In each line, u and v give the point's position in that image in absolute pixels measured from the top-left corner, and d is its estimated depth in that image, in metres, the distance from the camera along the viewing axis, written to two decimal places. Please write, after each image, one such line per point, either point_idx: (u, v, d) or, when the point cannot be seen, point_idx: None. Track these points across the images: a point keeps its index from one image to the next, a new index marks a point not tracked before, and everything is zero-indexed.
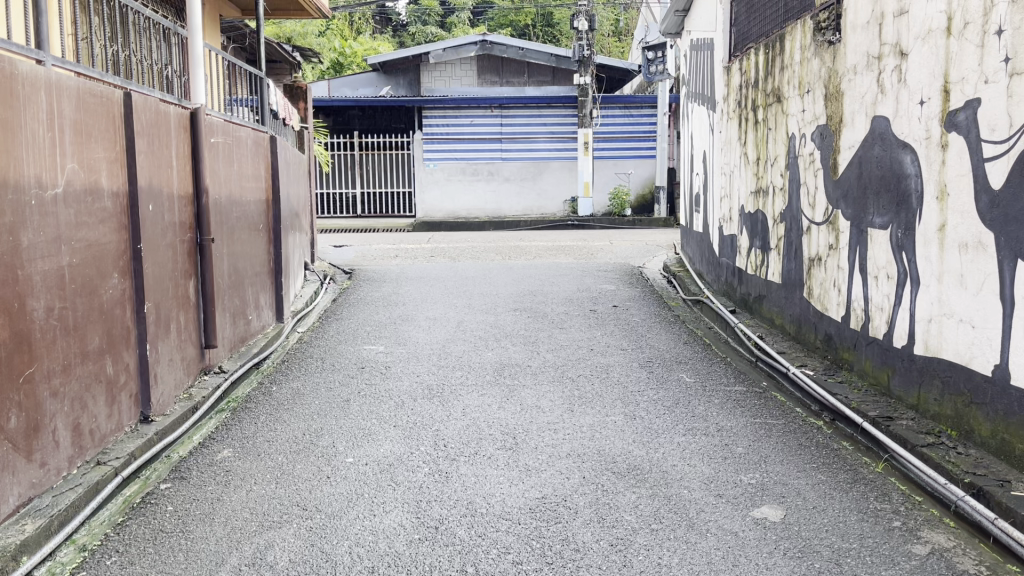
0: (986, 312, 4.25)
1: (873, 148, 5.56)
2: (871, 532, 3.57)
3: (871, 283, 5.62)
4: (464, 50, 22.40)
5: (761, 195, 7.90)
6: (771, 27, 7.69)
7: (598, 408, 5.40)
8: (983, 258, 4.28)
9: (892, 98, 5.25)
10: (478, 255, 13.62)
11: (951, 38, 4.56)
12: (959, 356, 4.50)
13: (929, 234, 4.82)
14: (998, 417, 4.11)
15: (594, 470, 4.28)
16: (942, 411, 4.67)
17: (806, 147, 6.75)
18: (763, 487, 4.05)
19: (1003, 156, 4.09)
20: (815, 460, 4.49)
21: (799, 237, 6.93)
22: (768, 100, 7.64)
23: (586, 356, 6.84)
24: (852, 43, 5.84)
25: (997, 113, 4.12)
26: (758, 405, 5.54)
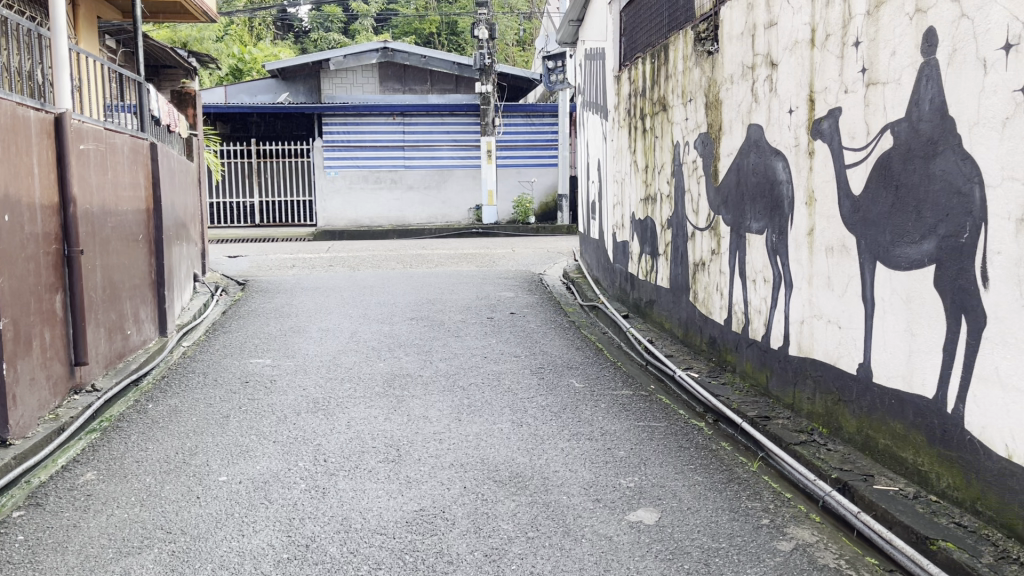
0: (851, 314, 4.41)
1: (749, 155, 5.72)
2: (741, 531, 3.65)
3: (749, 286, 5.77)
4: (366, 57, 22.19)
5: (650, 202, 8.06)
6: (656, 37, 7.86)
7: (485, 416, 5.37)
8: (847, 261, 4.44)
9: (765, 106, 5.41)
10: (379, 264, 13.47)
11: (815, 50, 4.73)
12: (828, 355, 4.66)
13: (800, 237, 4.97)
14: (863, 414, 4.27)
15: (476, 479, 4.23)
16: (813, 409, 4.82)
17: (689, 154, 6.91)
18: (642, 490, 4.10)
19: (861, 163, 4.26)
20: (693, 461, 4.57)
21: (685, 243, 7.08)
22: (654, 108, 7.80)
23: (479, 365, 6.79)
24: (728, 53, 6.01)
25: (856, 122, 4.29)
26: (644, 408, 5.62)
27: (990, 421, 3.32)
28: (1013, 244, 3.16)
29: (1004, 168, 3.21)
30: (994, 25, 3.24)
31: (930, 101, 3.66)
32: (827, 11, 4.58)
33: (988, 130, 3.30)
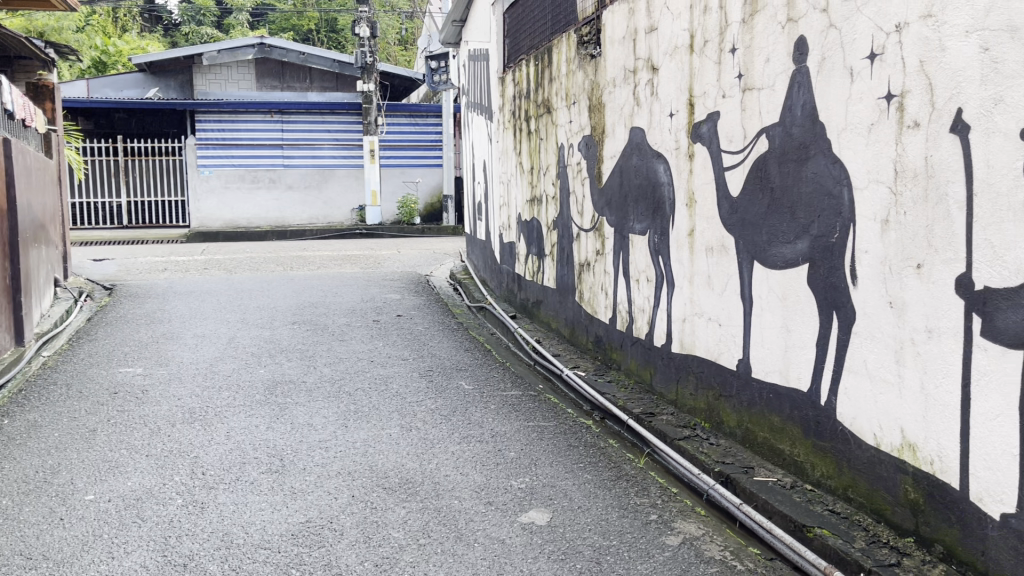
0: (730, 311, 4.56)
1: (631, 158, 5.84)
2: (631, 527, 3.70)
3: (633, 285, 5.89)
4: (241, 52, 21.40)
5: (535, 203, 8.12)
6: (539, 40, 7.92)
7: (372, 421, 5.25)
8: (725, 261, 4.59)
9: (646, 110, 5.53)
10: (257, 266, 13.02)
11: (694, 55, 4.86)
12: (709, 352, 4.80)
13: (681, 238, 5.10)
14: (742, 408, 4.42)
15: (364, 487, 4.12)
16: (696, 404, 4.96)
17: (573, 156, 6.99)
18: (533, 491, 4.10)
19: (738, 166, 4.41)
20: (582, 459, 4.61)
21: (570, 243, 7.16)
22: (538, 110, 7.86)
23: (365, 369, 6.64)
24: (611, 57, 6.11)
25: (734, 126, 4.43)
26: (532, 408, 5.64)
27: (860, 413, 3.49)
28: (880, 243, 3.33)
29: (869, 172, 3.38)
30: (860, 36, 3.41)
31: (801, 107, 3.82)
32: (704, 18, 4.72)
33: (855, 136, 3.47)
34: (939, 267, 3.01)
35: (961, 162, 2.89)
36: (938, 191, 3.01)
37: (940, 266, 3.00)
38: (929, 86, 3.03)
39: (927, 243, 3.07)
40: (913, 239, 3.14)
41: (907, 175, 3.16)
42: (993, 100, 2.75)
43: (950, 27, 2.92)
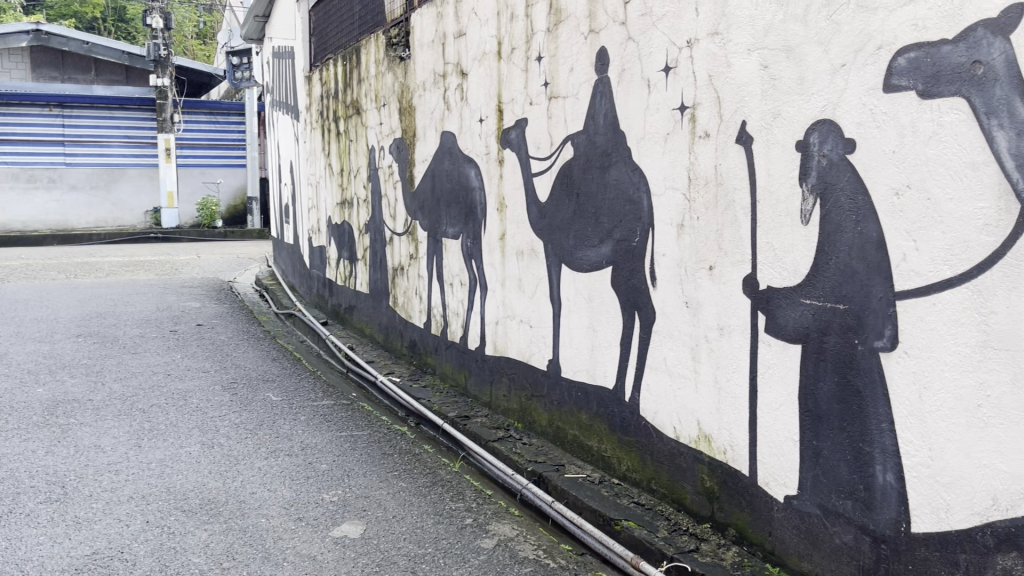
0: (540, 314, 4.66)
1: (442, 161, 5.83)
2: (446, 533, 3.68)
3: (447, 289, 5.89)
4: (14, 40, 19.24)
5: (346, 206, 7.94)
6: (347, 40, 7.76)
7: (170, 440, 4.89)
8: (535, 264, 4.68)
9: (456, 114, 5.55)
10: (35, 274, 11.85)
11: (501, 61, 4.93)
12: (521, 354, 4.89)
13: (493, 242, 5.16)
14: (553, 408, 4.53)
15: (160, 511, 3.83)
16: (509, 406, 5.04)
17: (384, 159, 6.89)
18: (345, 503, 3.98)
19: (546, 171, 4.51)
20: (396, 467, 4.53)
21: (382, 248, 7.06)
22: (347, 112, 7.69)
23: (160, 384, 6.18)
24: (420, 60, 6.08)
25: (541, 132, 4.53)
26: (344, 417, 5.49)
27: (661, 407, 3.66)
28: (676, 246, 3.51)
29: (666, 180, 3.56)
30: (656, 49, 3.59)
31: (603, 116, 3.97)
32: (511, 26, 4.79)
33: (653, 144, 3.64)
34: (729, 268, 3.22)
35: (745, 171, 3.10)
36: (726, 198, 3.21)
37: (730, 268, 3.21)
38: (717, 100, 3.23)
39: (718, 246, 3.27)
40: (706, 242, 3.34)
41: (700, 182, 3.36)
42: (772, 114, 2.97)
43: (734, 45, 3.13)
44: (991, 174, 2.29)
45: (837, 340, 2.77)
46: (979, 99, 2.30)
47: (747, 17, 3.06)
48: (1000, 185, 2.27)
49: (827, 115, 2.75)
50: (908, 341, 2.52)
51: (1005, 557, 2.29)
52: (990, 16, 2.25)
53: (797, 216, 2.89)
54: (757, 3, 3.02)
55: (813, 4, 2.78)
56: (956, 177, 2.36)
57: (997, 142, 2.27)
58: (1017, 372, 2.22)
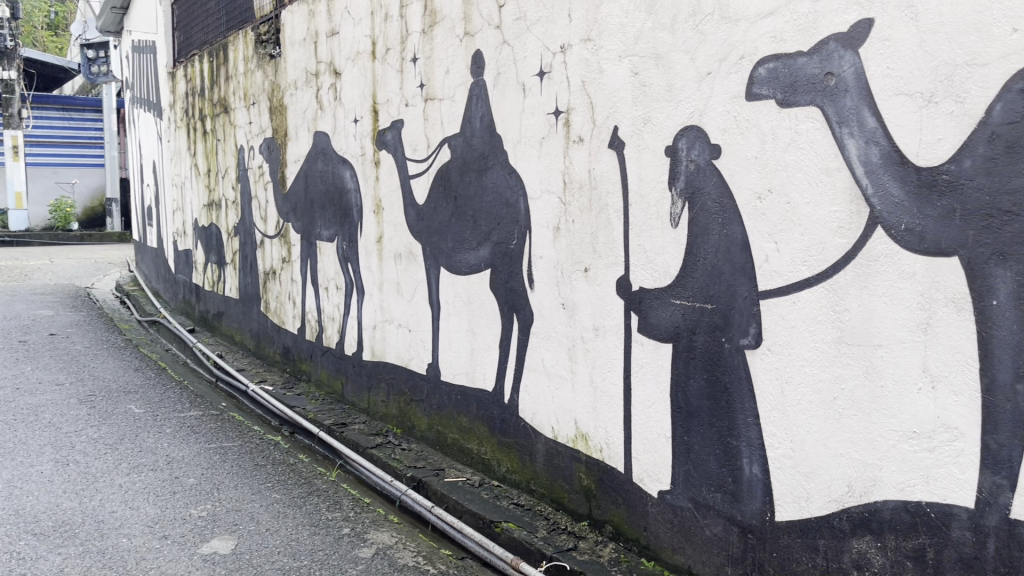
0: (418, 317, 4.61)
1: (315, 163, 5.70)
2: (322, 544, 3.58)
3: (321, 293, 5.75)
4: None
5: (213, 208, 7.63)
6: (213, 36, 7.46)
7: (19, 459, 4.54)
8: (413, 267, 4.64)
9: (330, 114, 5.43)
10: None
11: (376, 62, 4.86)
12: (399, 358, 4.83)
13: (369, 245, 5.07)
14: (432, 412, 4.50)
15: (8, 536, 3.54)
16: (387, 411, 4.96)
17: (254, 159, 6.67)
18: (215, 518, 3.81)
19: (423, 174, 4.47)
20: (270, 479, 4.38)
21: (253, 251, 6.82)
22: (214, 110, 7.40)
23: (8, 399, 5.74)
24: (291, 59, 5.91)
25: (417, 134, 4.50)
26: (213, 429, 5.26)
27: (539, 408, 3.70)
28: (552, 249, 3.55)
29: (541, 183, 3.60)
30: (530, 54, 3.62)
31: (479, 119, 3.97)
32: (385, 26, 4.73)
33: (528, 148, 3.67)
34: (603, 270, 3.28)
35: (618, 175, 3.17)
36: (600, 201, 3.27)
37: (604, 270, 3.27)
38: (590, 105, 3.29)
39: (592, 248, 3.33)
40: (581, 244, 3.39)
41: (574, 186, 3.41)
42: (643, 120, 3.05)
43: (606, 51, 3.19)
44: (843, 179, 2.42)
45: (706, 339, 2.87)
46: (832, 108, 2.44)
47: (618, 24, 3.14)
48: (851, 190, 2.41)
49: (694, 121, 2.84)
50: (771, 337, 2.65)
51: (860, 541, 2.43)
52: (841, 30, 2.39)
53: (667, 219, 2.98)
54: (627, 12, 3.09)
55: (680, 14, 2.87)
56: (812, 183, 2.50)
57: (848, 149, 2.40)
58: (869, 365, 2.37)
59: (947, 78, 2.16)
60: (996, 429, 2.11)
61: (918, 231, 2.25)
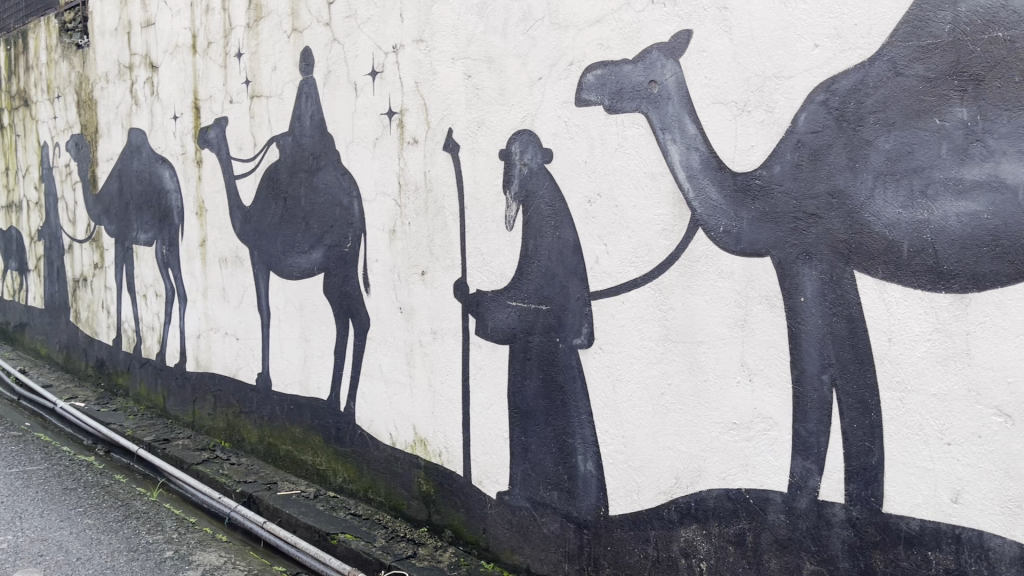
0: (246, 325, 4.40)
1: (130, 162, 5.32)
2: (142, 570, 3.34)
3: (139, 302, 5.37)
4: None
5: (13, 211, 6.96)
6: (10, 21, 6.82)
7: None
8: (240, 272, 4.42)
9: (146, 110, 5.09)
10: None
11: (196, 56, 4.60)
12: (226, 368, 4.59)
13: (192, 249, 4.79)
14: (263, 423, 4.31)
15: None
16: (214, 424, 4.71)
17: (60, 158, 6.14)
18: (16, 550, 3.46)
19: (249, 174, 4.28)
20: (81, 503, 4.03)
21: (60, 257, 6.29)
22: (12, 102, 6.76)
23: None
24: (102, 50, 5.50)
25: (242, 133, 4.29)
26: (14, 452, 4.79)
27: (376, 415, 3.62)
28: (388, 252, 3.49)
29: (375, 185, 3.53)
30: (361, 53, 3.55)
31: (309, 118, 3.84)
32: (206, 19, 4.49)
33: (361, 149, 3.59)
34: (440, 273, 3.25)
35: (453, 178, 3.16)
36: (436, 204, 3.25)
37: (440, 272, 3.25)
38: (423, 107, 3.26)
39: (428, 251, 3.30)
40: (416, 247, 3.35)
41: (409, 188, 3.36)
42: (476, 123, 3.05)
43: (439, 53, 3.18)
44: (666, 184, 2.52)
45: (541, 340, 2.91)
46: (655, 115, 2.53)
47: (450, 26, 3.13)
48: (674, 194, 2.51)
49: (526, 126, 2.88)
50: (602, 337, 2.72)
51: (687, 530, 2.54)
52: (663, 40, 2.49)
53: (502, 221, 3.00)
54: (458, 14, 3.09)
55: (511, 18, 2.90)
56: (638, 186, 2.58)
57: (671, 155, 2.51)
58: (693, 361, 2.48)
59: (758, 89, 2.30)
60: (806, 417, 2.27)
61: (735, 233, 2.38)
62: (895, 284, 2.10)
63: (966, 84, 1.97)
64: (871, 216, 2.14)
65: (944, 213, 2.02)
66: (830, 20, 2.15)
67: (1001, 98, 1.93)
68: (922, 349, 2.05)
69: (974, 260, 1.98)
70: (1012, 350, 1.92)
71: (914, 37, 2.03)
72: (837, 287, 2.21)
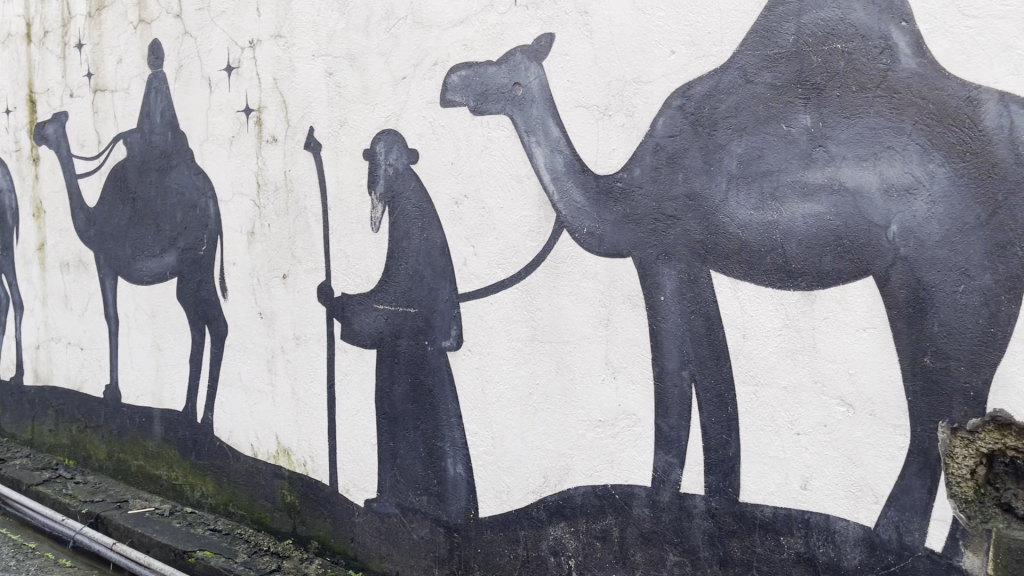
0: (92, 334, 4.12)
1: None
2: None
3: None
4: None
5: None
6: None
7: None
8: (84, 278, 4.14)
9: None
10: None
11: (32, 46, 4.27)
12: (70, 380, 4.28)
13: (28, 254, 4.44)
14: (112, 438, 4.05)
15: None
16: (57, 441, 4.38)
17: None
18: None
19: (94, 173, 4.01)
20: None
21: None
22: None
23: None
24: None
25: (85, 129, 4.02)
26: None
27: (235, 425, 3.46)
28: (247, 255, 3.35)
29: (233, 184, 3.38)
30: (215, 47, 3.39)
31: (159, 114, 3.64)
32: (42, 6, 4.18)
33: (217, 147, 3.42)
34: (302, 277, 3.15)
35: (315, 178, 3.06)
36: (297, 205, 3.14)
37: (302, 276, 3.15)
38: (283, 104, 3.15)
39: (290, 254, 3.19)
40: (277, 250, 3.23)
41: (268, 188, 3.24)
42: (339, 122, 2.98)
43: (298, 49, 3.08)
44: (532, 186, 2.54)
45: (408, 344, 2.86)
46: (520, 117, 2.54)
47: (310, 22, 3.03)
48: (539, 195, 2.53)
49: (391, 125, 2.83)
50: (470, 339, 2.70)
51: (556, 528, 2.57)
52: (526, 43, 2.50)
53: (367, 223, 2.93)
54: (319, 10, 3.00)
55: (373, 16, 2.84)
56: (505, 188, 2.59)
57: (536, 157, 2.52)
58: (559, 361, 2.51)
59: (618, 93, 2.35)
60: (667, 412, 2.33)
61: (598, 234, 2.42)
62: (747, 282, 2.20)
63: (809, 93, 2.09)
64: (725, 217, 2.23)
65: (791, 215, 2.14)
66: (685, 27, 2.23)
67: (840, 107, 2.06)
68: (774, 344, 2.16)
69: (818, 259, 2.10)
70: (854, 343, 2.05)
71: (762, 46, 2.14)
72: (695, 286, 2.28)
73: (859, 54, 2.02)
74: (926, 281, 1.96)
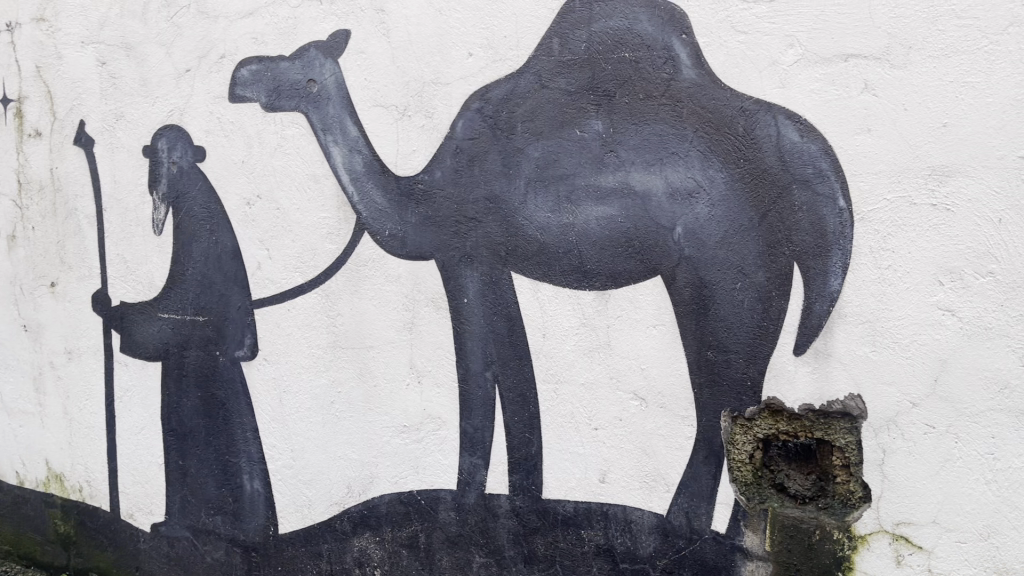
0: None
1: None
2: None
3: None
4: None
5: None
6: None
7: None
8: None
9: None
10: None
11: None
12: None
13: None
14: None
15: None
16: None
17: None
18: None
19: None
20: None
21: None
22: None
23: None
24: None
25: None
26: None
27: None
28: (6, 261, 2.99)
29: None
30: None
31: None
32: None
33: None
34: (74, 285, 2.86)
35: (88, 176, 2.79)
36: (66, 206, 2.85)
37: (74, 284, 2.85)
38: (47, 94, 2.84)
39: (59, 259, 2.88)
40: (43, 255, 2.90)
41: (32, 187, 2.90)
42: (114, 115, 2.72)
43: (64, 34, 2.77)
44: (329, 187, 2.45)
45: (198, 354, 2.66)
46: (315, 115, 2.44)
47: (78, 5, 2.74)
48: (337, 197, 2.44)
49: (174, 121, 2.63)
50: (267, 347, 2.57)
51: (361, 539, 2.50)
52: (320, 39, 2.41)
53: (148, 225, 2.70)
54: None
55: (151, 3, 2.62)
56: (301, 189, 2.48)
57: (333, 157, 2.44)
58: (362, 367, 2.44)
59: (417, 94, 2.32)
60: (472, 414, 2.33)
61: (400, 237, 2.38)
62: (546, 284, 2.24)
63: (600, 99, 2.16)
64: (524, 219, 2.26)
65: (585, 217, 2.20)
66: (482, 30, 2.23)
67: (628, 113, 2.15)
68: (572, 342, 2.21)
69: (612, 259, 2.18)
70: (645, 339, 2.15)
71: (556, 52, 2.18)
72: (496, 288, 2.29)
73: (644, 63, 2.12)
74: (708, 279, 2.10)
